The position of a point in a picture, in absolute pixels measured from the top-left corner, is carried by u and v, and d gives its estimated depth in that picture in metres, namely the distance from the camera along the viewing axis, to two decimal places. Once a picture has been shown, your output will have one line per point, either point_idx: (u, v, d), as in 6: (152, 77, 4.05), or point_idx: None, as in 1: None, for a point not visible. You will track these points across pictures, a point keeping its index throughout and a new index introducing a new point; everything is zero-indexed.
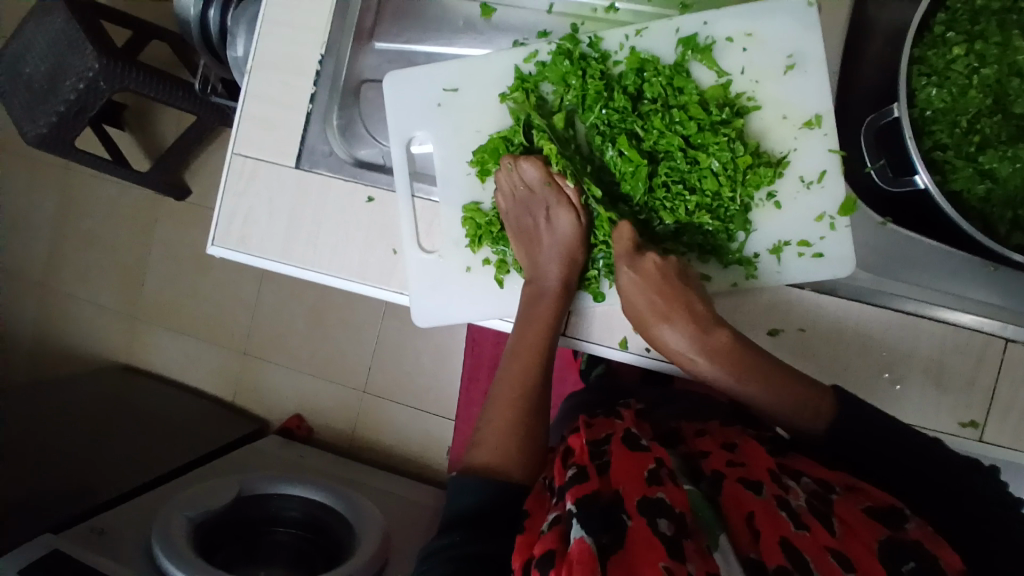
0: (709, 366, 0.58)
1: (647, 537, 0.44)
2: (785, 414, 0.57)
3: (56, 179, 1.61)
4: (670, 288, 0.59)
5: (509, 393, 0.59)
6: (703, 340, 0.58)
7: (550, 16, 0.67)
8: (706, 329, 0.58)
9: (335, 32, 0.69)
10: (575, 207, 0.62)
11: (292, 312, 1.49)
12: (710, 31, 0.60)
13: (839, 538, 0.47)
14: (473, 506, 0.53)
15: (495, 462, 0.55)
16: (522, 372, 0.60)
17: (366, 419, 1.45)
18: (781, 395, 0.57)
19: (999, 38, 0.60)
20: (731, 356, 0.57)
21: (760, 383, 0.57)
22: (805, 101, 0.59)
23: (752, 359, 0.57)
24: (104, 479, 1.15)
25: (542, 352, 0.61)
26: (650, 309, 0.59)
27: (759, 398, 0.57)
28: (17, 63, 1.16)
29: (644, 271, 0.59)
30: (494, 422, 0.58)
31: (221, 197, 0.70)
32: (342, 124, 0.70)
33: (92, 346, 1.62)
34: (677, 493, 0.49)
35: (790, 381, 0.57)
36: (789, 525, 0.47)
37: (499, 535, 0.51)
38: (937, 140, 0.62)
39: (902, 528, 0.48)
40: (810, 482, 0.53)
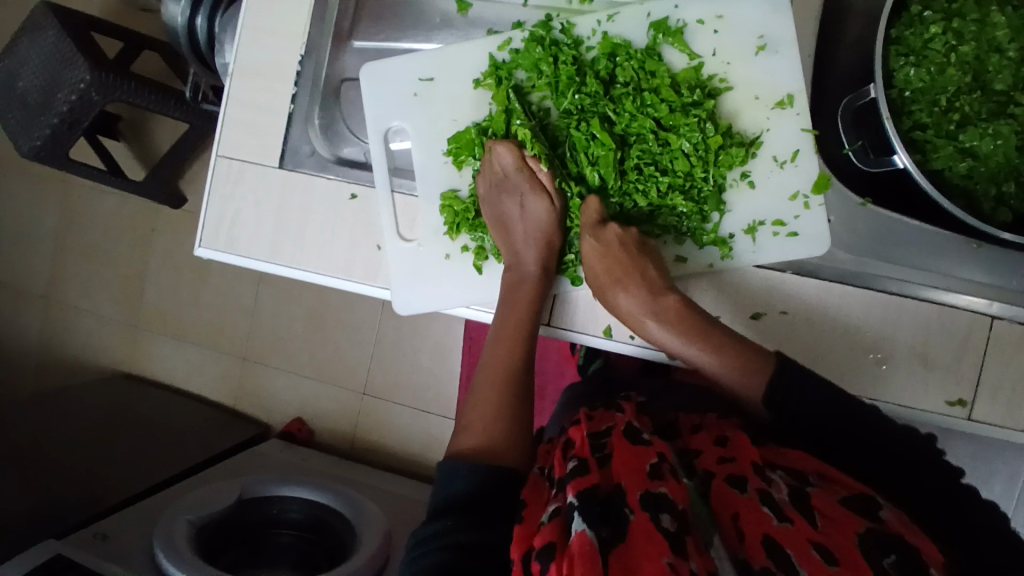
0: (671, 343, 0.59)
1: (648, 531, 0.45)
2: (723, 379, 0.59)
3: (52, 191, 1.62)
4: (640, 270, 0.60)
5: (494, 378, 0.60)
6: (669, 319, 0.59)
7: (526, 9, 0.67)
8: (674, 309, 0.59)
9: (314, 33, 0.69)
10: (546, 192, 0.63)
11: (290, 315, 1.50)
12: (681, 14, 0.61)
13: (822, 531, 0.47)
14: (463, 492, 0.53)
15: (482, 446, 0.56)
16: (506, 356, 0.61)
17: (367, 420, 1.46)
18: (732, 368, 0.57)
19: (977, 15, 0.61)
20: (696, 335, 0.59)
21: (714, 355, 0.58)
22: (777, 81, 0.60)
23: (718, 339, 0.58)
24: (106, 487, 1.15)
25: (524, 337, 0.62)
26: (607, 274, 0.60)
27: (707, 365, 0.58)
28: (8, 76, 1.17)
29: (617, 254, 0.60)
30: (481, 407, 0.59)
31: (208, 199, 0.70)
32: (324, 124, 0.71)
33: (93, 356, 1.64)
34: (677, 489, 0.49)
35: (734, 347, 0.58)
36: (773, 520, 0.47)
37: (493, 521, 0.51)
38: (917, 119, 0.62)
39: (881, 518, 0.48)
40: (786, 475, 0.53)
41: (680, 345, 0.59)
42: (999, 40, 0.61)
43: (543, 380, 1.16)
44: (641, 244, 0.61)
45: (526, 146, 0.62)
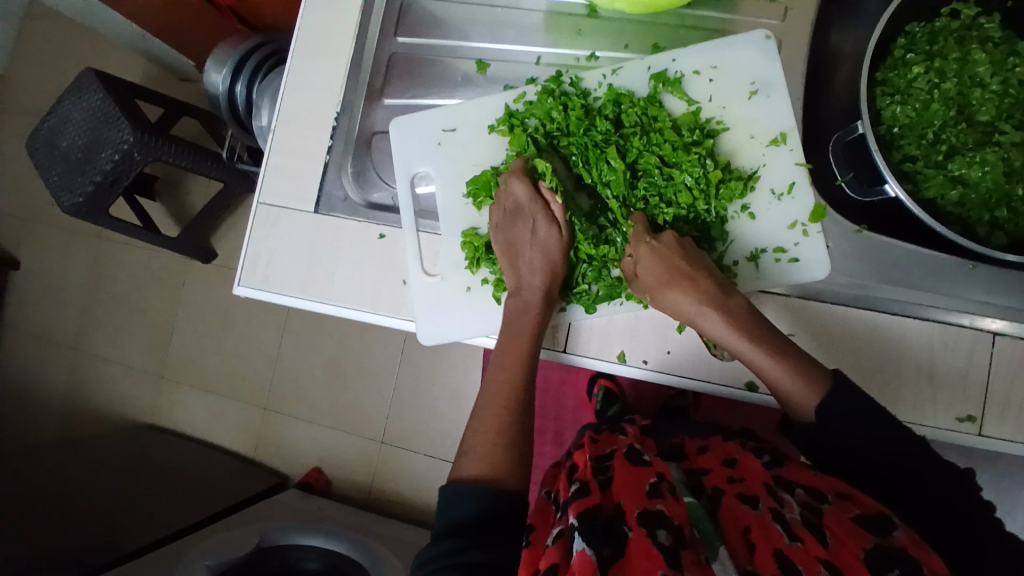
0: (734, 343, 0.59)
1: (646, 546, 0.46)
2: (795, 393, 0.57)
3: (89, 247, 1.71)
4: (695, 269, 0.61)
5: (499, 395, 0.63)
6: (731, 317, 0.59)
7: (539, 66, 0.75)
8: (734, 307, 0.59)
9: (349, 92, 0.77)
10: (557, 221, 0.67)
11: (312, 364, 1.54)
12: (679, 67, 0.67)
13: (830, 549, 0.48)
14: (471, 511, 0.55)
15: (487, 469, 0.58)
16: (512, 379, 0.64)
17: (384, 468, 1.47)
18: (793, 370, 0.57)
19: (957, 54, 0.67)
20: (756, 334, 0.58)
21: (776, 357, 0.57)
22: (770, 121, 0.66)
23: (778, 340, 0.58)
24: (126, 534, 1.16)
25: (526, 364, 0.65)
26: (671, 276, 0.61)
27: (772, 369, 0.58)
28: (56, 137, 1.27)
29: (671, 254, 0.62)
30: (486, 431, 0.61)
31: (248, 241, 0.76)
32: (356, 171, 0.77)
33: (118, 406, 1.68)
34: (675, 506, 0.52)
35: (804, 360, 0.58)
36: (783, 538, 0.48)
37: (503, 542, 0.53)
38: (906, 152, 0.67)
39: (890, 535, 0.49)
40: (804, 494, 0.56)
41: (753, 355, 0.58)
42: (981, 75, 0.66)
43: (559, 425, 1.17)
44: (693, 249, 0.63)
45: (542, 178, 0.67)
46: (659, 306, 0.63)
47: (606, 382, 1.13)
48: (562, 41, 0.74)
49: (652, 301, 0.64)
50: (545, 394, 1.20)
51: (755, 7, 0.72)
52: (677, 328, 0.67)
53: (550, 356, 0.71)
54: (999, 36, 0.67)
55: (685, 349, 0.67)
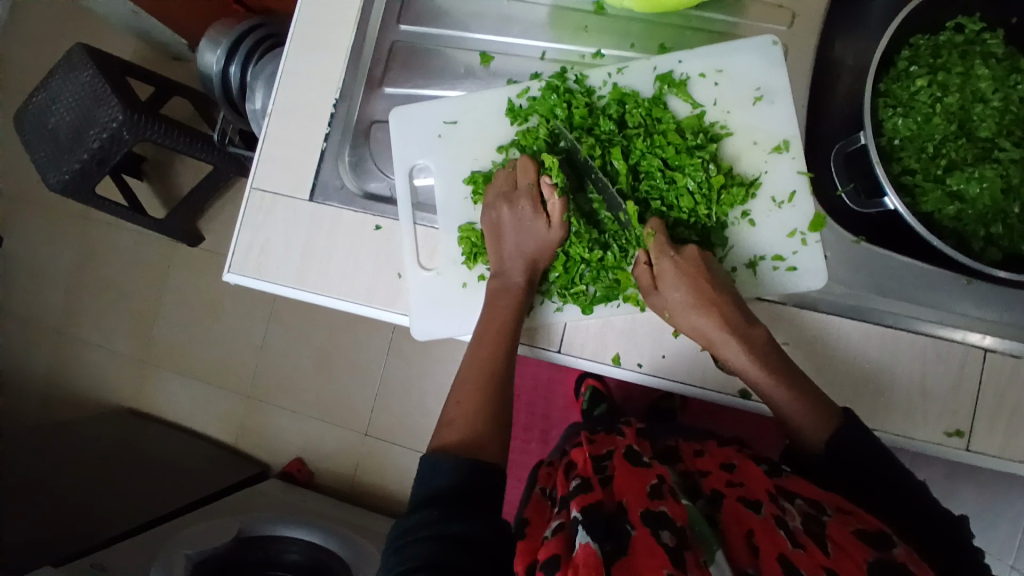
0: (748, 371, 0.61)
1: (648, 545, 0.47)
2: (802, 424, 0.60)
3: (73, 226, 1.68)
4: (717, 295, 0.61)
5: (475, 384, 0.62)
6: (748, 347, 0.60)
7: (544, 62, 0.74)
8: (751, 336, 0.60)
9: (348, 81, 0.76)
10: (549, 220, 0.66)
11: (298, 353, 1.52)
12: (684, 68, 0.67)
13: (831, 557, 0.49)
14: (446, 484, 0.54)
15: (465, 441, 0.58)
16: (482, 371, 0.63)
17: (368, 461, 1.46)
18: (801, 405, 0.59)
19: (960, 69, 0.68)
20: (770, 366, 0.60)
21: (787, 391, 0.59)
22: (773, 128, 0.65)
23: (790, 373, 0.60)
24: (103, 521, 1.13)
25: (499, 357, 0.64)
26: (697, 299, 0.61)
27: (780, 401, 0.60)
28: (42, 112, 1.24)
29: (694, 278, 0.61)
30: (460, 409, 0.61)
31: (240, 228, 0.75)
32: (354, 160, 0.76)
33: (98, 390, 1.65)
34: (677, 508, 0.53)
35: (813, 391, 0.60)
36: (787, 543, 0.49)
37: (483, 514, 0.52)
38: (906, 165, 0.68)
39: (889, 550, 0.49)
40: (804, 504, 0.55)
41: (769, 384, 0.60)
42: (984, 91, 0.67)
43: (546, 424, 1.17)
44: (715, 269, 0.63)
45: (546, 172, 0.66)
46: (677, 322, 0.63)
47: (595, 382, 1.13)
48: (567, 37, 0.73)
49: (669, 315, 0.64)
50: (534, 392, 1.19)
51: (762, 12, 0.72)
52: (673, 332, 0.67)
53: (544, 355, 0.70)
54: (1001, 52, 0.69)
55: (681, 352, 0.67)
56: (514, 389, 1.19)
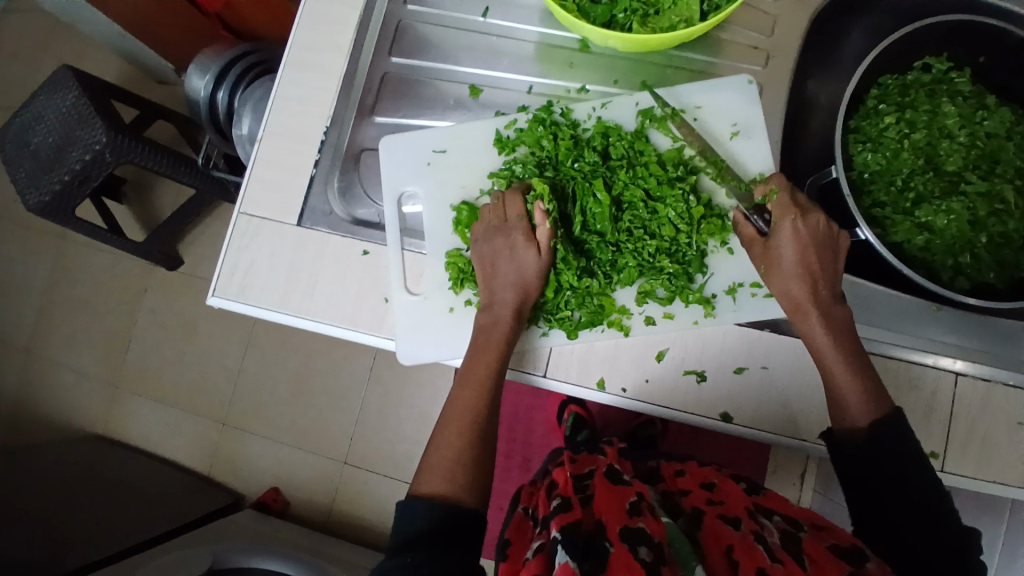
0: (824, 343, 0.62)
1: (626, 562, 0.48)
2: (847, 398, 0.61)
3: (47, 247, 1.65)
4: (825, 266, 0.64)
5: (462, 416, 0.63)
6: (834, 320, 0.62)
7: (530, 95, 0.76)
8: (841, 311, 0.63)
9: (340, 108, 0.77)
10: (536, 245, 0.67)
11: (276, 379, 1.50)
12: (665, 105, 0.71)
13: (807, 571, 0.50)
14: (424, 528, 0.56)
15: (449, 479, 0.60)
16: (472, 403, 0.64)
17: (345, 490, 1.43)
18: (858, 390, 0.60)
19: (928, 106, 0.73)
20: (846, 345, 0.62)
21: (851, 374, 0.61)
22: (748, 163, 0.70)
23: (857, 359, 0.61)
24: (69, 552, 1.08)
25: (487, 394, 0.64)
26: (803, 260, 0.63)
27: (839, 379, 0.61)
28: (24, 132, 1.23)
29: (812, 245, 0.64)
30: (449, 448, 0.61)
31: (225, 251, 0.74)
32: (342, 186, 0.77)
33: (66, 415, 1.60)
34: (654, 524, 0.54)
35: (870, 378, 0.61)
36: (764, 557, 0.51)
37: (463, 557, 0.54)
38: (875, 198, 0.73)
39: (862, 564, 0.50)
40: (781, 521, 0.58)
41: (831, 352, 0.61)
42: (950, 127, 0.72)
43: (527, 450, 1.17)
44: (834, 246, 0.65)
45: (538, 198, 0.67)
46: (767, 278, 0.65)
47: (577, 408, 1.14)
48: (554, 72, 0.76)
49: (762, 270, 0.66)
50: (514, 417, 1.20)
51: (739, 52, 0.76)
52: (656, 357, 0.69)
53: (529, 379, 0.71)
54: (968, 89, 0.74)
55: (664, 377, 0.68)
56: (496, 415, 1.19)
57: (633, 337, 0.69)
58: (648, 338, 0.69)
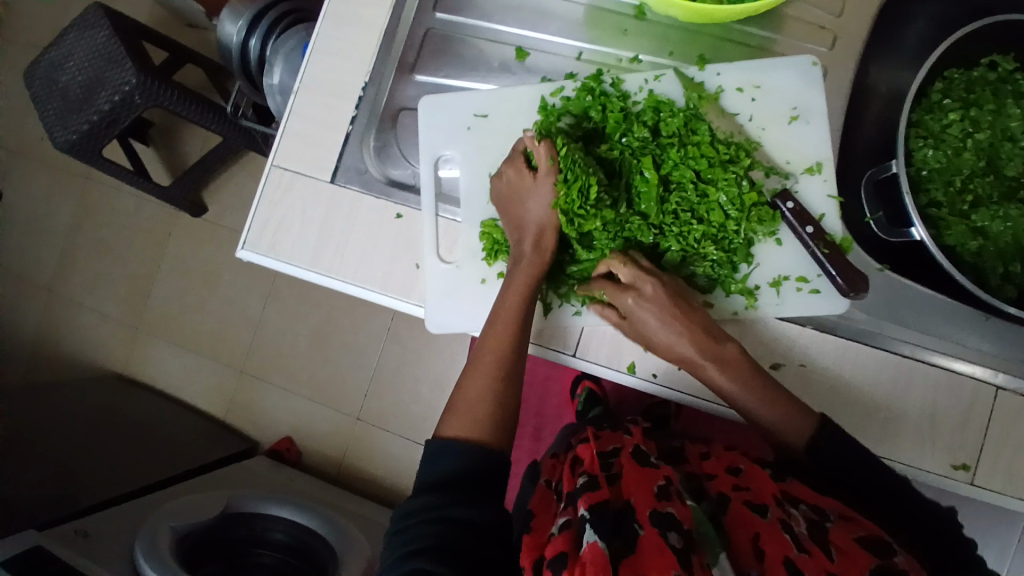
0: (734, 391, 0.62)
1: (657, 544, 0.51)
2: (776, 425, 0.62)
3: (73, 186, 1.65)
4: (696, 324, 0.63)
5: (486, 364, 0.63)
6: (733, 368, 0.62)
7: (579, 62, 0.73)
8: (735, 356, 0.62)
9: (379, 64, 0.74)
10: (535, 174, 0.65)
11: (294, 332, 1.51)
12: (721, 81, 0.67)
13: (835, 563, 0.52)
14: (452, 470, 0.58)
15: (472, 430, 0.60)
16: (490, 367, 0.63)
17: (357, 446, 1.45)
18: (782, 417, 0.62)
19: (992, 106, 0.70)
20: (755, 385, 0.62)
21: (770, 406, 0.62)
22: (806, 149, 0.66)
23: (769, 387, 0.62)
24: (88, 488, 1.11)
25: (505, 367, 0.63)
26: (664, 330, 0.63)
27: (759, 413, 0.62)
28: (52, 69, 1.21)
29: (671, 310, 0.63)
30: (476, 402, 0.61)
31: (257, 204, 0.73)
32: (378, 146, 0.75)
33: (88, 353, 1.63)
34: (683, 510, 0.56)
35: (786, 397, 0.62)
36: (792, 547, 0.53)
37: (491, 502, 0.56)
38: (932, 197, 0.69)
39: (890, 558, 0.52)
40: (807, 510, 0.58)
41: (739, 396, 0.62)
42: (1013, 130, 0.69)
43: (540, 421, 1.17)
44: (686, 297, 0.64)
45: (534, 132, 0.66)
46: (830, 261, 0.63)
47: (590, 383, 1.14)
48: (605, 39, 0.73)
49: (827, 254, 0.63)
50: (530, 388, 1.20)
51: (803, 31, 0.72)
52: None
53: (557, 358, 0.70)
54: None
55: None
56: None
57: None
58: None
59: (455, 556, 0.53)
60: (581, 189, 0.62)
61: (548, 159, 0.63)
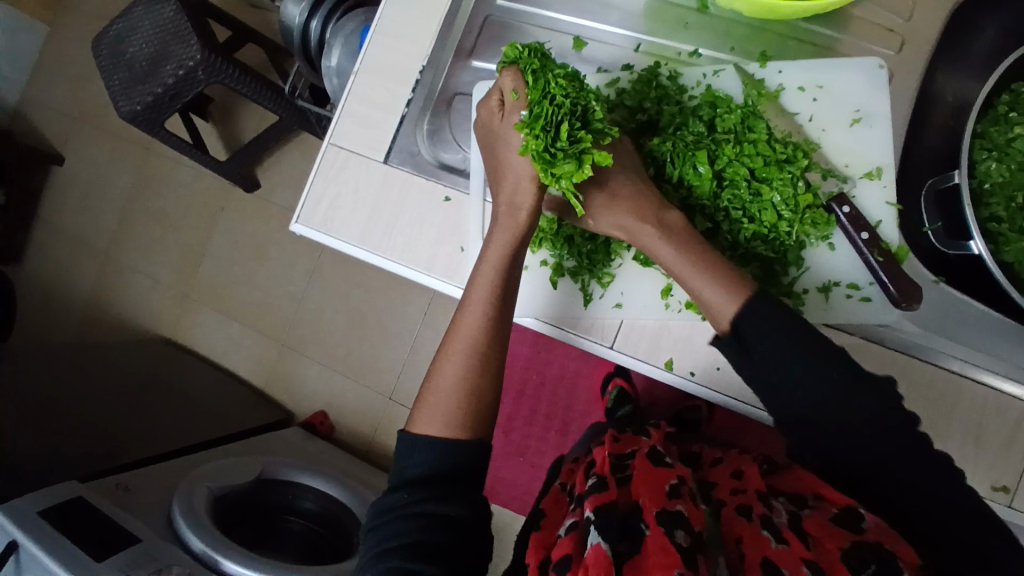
0: (667, 259, 0.58)
1: (661, 543, 0.53)
2: (710, 297, 0.56)
3: (136, 155, 1.72)
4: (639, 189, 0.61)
5: (456, 345, 0.61)
6: (670, 234, 0.58)
7: (636, 54, 0.72)
8: (672, 223, 0.59)
9: (437, 48, 0.76)
10: (503, 109, 0.64)
11: (334, 310, 1.55)
12: (783, 79, 0.66)
13: (812, 550, 0.56)
14: (428, 466, 0.58)
15: (448, 425, 0.58)
16: (460, 349, 0.61)
17: (387, 425, 1.49)
18: (719, 285, 0.55)
19: None
20: (691, 251, 0.57)
21: (705, 274, 0.56)
22: (868, 154, 0.64)
23: (706, 256, 0.57)
24: (133, 442, 1.17)
25: (476, 349, 0.61)
26: (607, 191, 0.61)
27: (695, 284, 0.57)
28: (122, 41, 1.27)
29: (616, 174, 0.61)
30: (444, 383, 0.60)
31: (312, 180, 0.76)
32: (432, 129, 0.76)
33: (140, 316, 1.71)
34: (692, 511, 0.60)
35: (725, 269, 0.56)
36: (770, 544, 0.56)
37: (465, 498, 0.56)
38: (993, 212, 0.67)
39: (862, 528, 0.56)
40: (787, 502, 0.64)
41: (676, 263, 0.57)
42: None
43: (568, 414, 1.19)
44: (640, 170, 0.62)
45: (510, 63, 0.63)
46: (883, 270, 0.61)
47: (622, 382, 1.12)
48: (665, 32, 0.72)
49: (881, 262, 0.61)
50: (560, 382, 1.20)
51: (871, 32, 0.70)
52: None
53: (593, 349, 0.70)
54: None
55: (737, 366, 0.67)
56: (541, 376, 1.20)
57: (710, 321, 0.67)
58: None
59: (436, 550, 0.54)
60: (545, 126, 0.59)
61: (512, 91, 0.62)
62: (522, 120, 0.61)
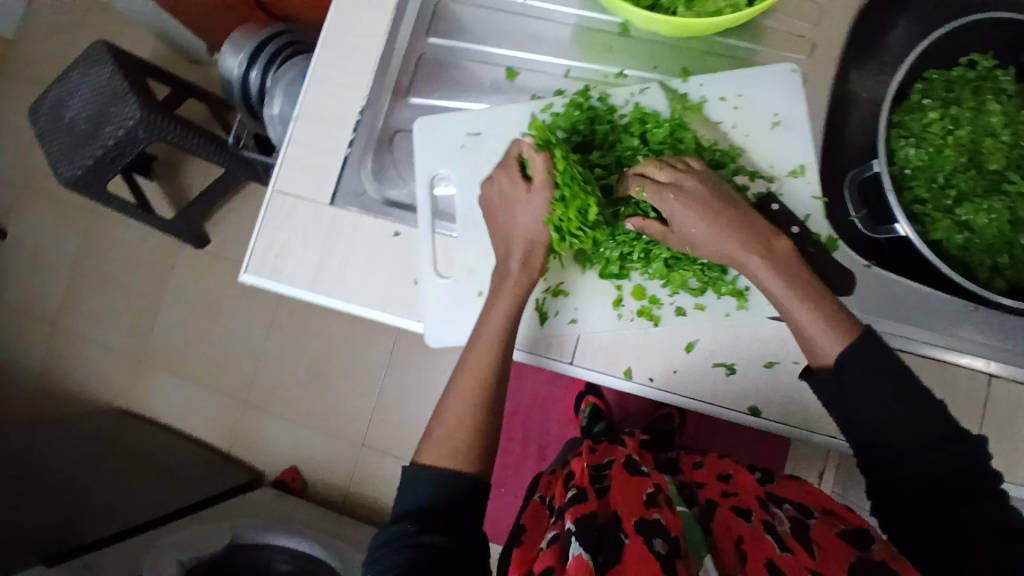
0: (776, 286, 0.59)
1: (640, 553, 0.54)
2: (813, 330, 0.58)
3: (79, 221, 1.68)
4: (738, 214, 0.61)
5: (473, 381, 0.63)
6: (782, 261, 0.60)
7: (567, 79, 0.75)
8: (784, 249, 0.60)
9: (375, 89, 0.77)
10: (530, 185, 0.67)
11: (296, 362, 1.52)
12: (705, 92, 0.69)
13: (817, 559, 0.56)
14: (426, 497, 0.58)
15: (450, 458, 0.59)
16: (473, 386, 0.62)
17: (361, 474, 1.45)
18: (825, 316, 0.57)
19: (972, 104, 0.72)
20: (800, 284, 0.59)
21: (809, 304, 0.58)
22: (790, 153, 0.68)
23: (813, 288, 0.59)
24: (95, 518, 1.11)
25: (491, 386, 0.63)
26: (707, 227, 0.61)
27: (799, 313, 0.58)
28: (59, 106, 1.24)
29: (709, 202, 0.61)
30: (455, 419, 0.61)
31: (259, 229, 0.75)
32: (376, 168, 0.78)
33: (92, 387, 1.64)
34: (670, 516, 0.60)
35: (830, 303, 0.58)
36: (775, 549, 0.57)
37: (457, 534, 0.56)
38: (916, 194, 0.72)
39: (869, 548, 0.56)
40: (793, 509, 0.65)
41: (783, 289, 0.59)
42: (993, 126, 0.71)
43: (543, 440, 1.19)
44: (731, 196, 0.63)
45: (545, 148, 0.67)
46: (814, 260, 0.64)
47: (595, 399, 1.12)
48: (592, 57, 0.76)
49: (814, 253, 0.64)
50: (532, 408, 1.20)
51: (784, 41, 0.74)
52: (685, 348, 0.69)
53: (555, 366, 0.71)
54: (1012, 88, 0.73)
55: (692, 369, 0.68)
56: (513, 404, 1.20)
57: (662, 326, 0.69)
58: (676, 329, 0.69)
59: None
60: (580, 208, 0.65)
61: (545, 172, 0.66)
62: (556, 201, 0.66)
